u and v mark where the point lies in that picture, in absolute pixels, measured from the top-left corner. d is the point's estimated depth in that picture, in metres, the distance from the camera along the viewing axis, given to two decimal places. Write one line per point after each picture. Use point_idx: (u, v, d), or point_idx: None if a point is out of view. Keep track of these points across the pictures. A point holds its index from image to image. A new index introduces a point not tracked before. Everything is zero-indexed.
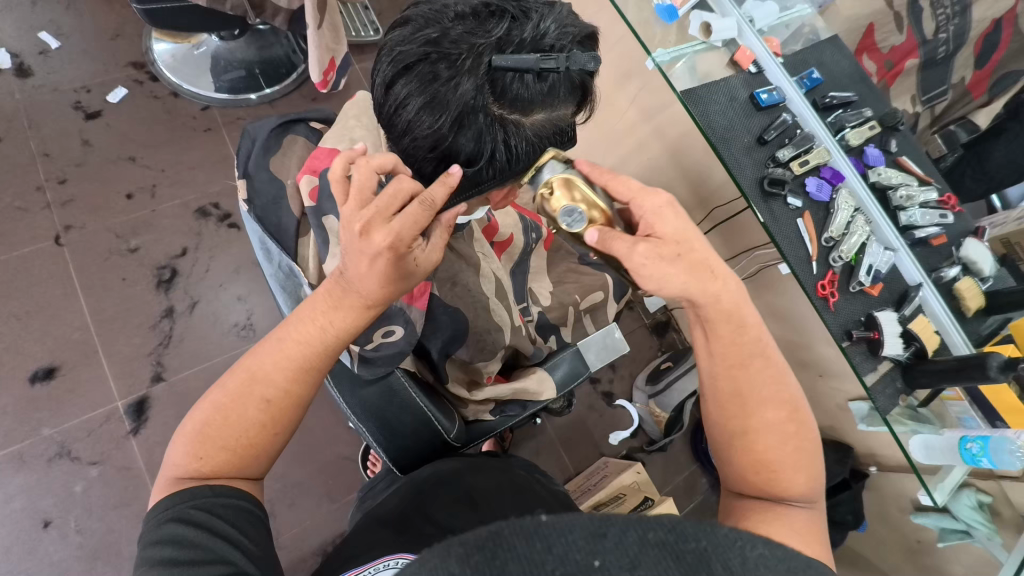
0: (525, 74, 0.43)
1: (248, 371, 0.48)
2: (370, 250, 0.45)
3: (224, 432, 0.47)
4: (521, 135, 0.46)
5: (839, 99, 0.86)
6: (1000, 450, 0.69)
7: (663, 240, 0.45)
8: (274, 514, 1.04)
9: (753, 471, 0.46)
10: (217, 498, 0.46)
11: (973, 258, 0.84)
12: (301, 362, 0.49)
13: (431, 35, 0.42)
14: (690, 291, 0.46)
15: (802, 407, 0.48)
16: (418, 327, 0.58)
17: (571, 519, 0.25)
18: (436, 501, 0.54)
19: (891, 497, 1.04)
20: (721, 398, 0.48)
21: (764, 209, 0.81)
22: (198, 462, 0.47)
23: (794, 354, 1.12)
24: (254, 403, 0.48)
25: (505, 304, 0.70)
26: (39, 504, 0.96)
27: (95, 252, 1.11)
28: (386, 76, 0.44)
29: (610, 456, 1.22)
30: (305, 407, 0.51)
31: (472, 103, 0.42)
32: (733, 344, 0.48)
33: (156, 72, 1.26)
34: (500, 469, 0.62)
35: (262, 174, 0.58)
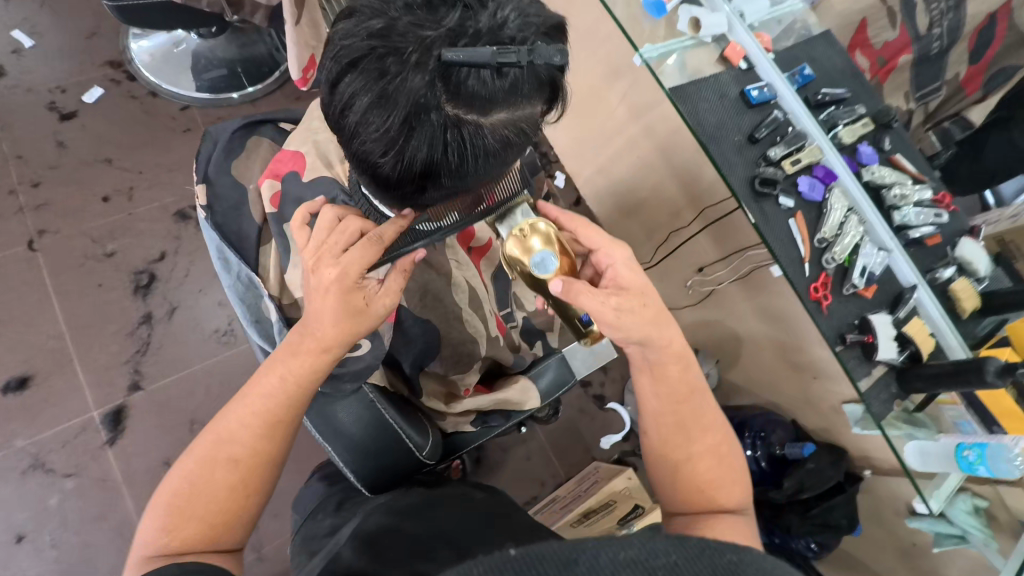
0: (482, 69, 0.38)
1: (215, 435, 0.48)
2: (322, 280, 0.49)
3: (193, 500, 0.45)
4: (479, 136, 0.41)
5: (832, 95, 0.84)
6: (997, 457, 0.68)
7: (630, 292, 0.52)
8: (257, 525, 1.02)
9: (693, 489, 0.49)
10: (178, 571, 0.42)
11: (969, 258, 0.81)
12: (267, 415, 0.48)
13: (377, 28, 0.38)
14: (650, 337, 0.51)
15: (730, 431, 0.53)
16: (385, 339, 0.57)
17: (539, 549, 0.24)
18: (391, 545, 0.47)
19: (886, 501, 1.02)
20: (664, 431, 0.51)
21: (756, 209, 0.79)
22: (168, 538, 0.44)
23: (788, 356, 1.09)
24: (220, 466, 0.47)
25: (480, 313, 0.68)
26: (13, 518, 0.93)
27: (71, 258, 1.08)
28: (333, 74, 0.40)
29: (601, 461, 1.20)
30: (278, 464, 0.49)
31: (421, 103, 0.38)
32: (677, 382, 0.52)
33: (133, 71, 1.23)
34: (464, 506, 0.56)
35: (224, 179, 0.56)
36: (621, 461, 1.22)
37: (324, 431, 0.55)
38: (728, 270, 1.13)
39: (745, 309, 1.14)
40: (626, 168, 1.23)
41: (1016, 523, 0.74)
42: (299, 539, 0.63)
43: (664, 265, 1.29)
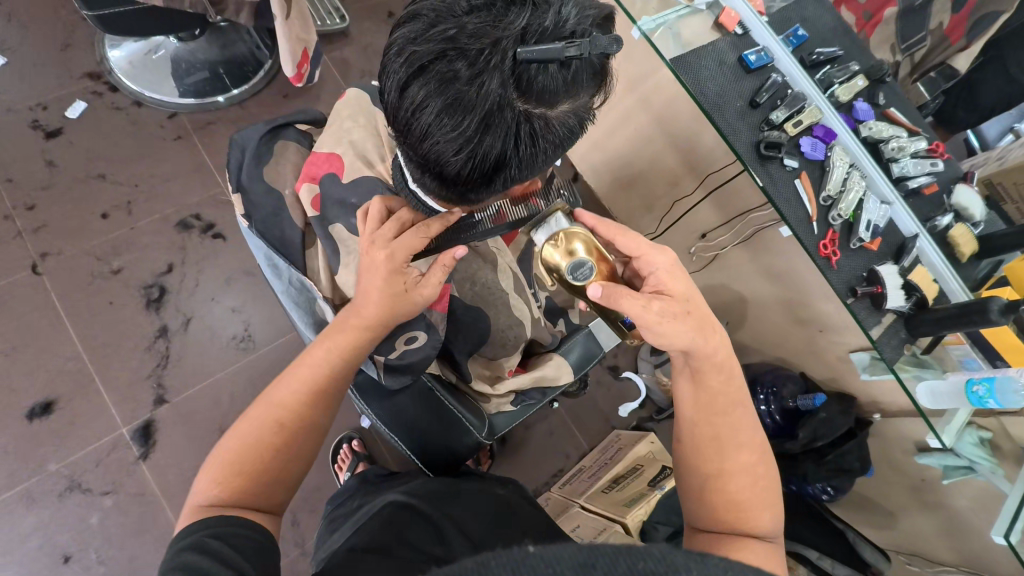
0: (550, 64, 0.39)
1: (270, 397, 0.50)
2: (374, 261, 0.51)
3: (243, 456, 0.47)
4: (547, 130, 0.42)
5: (825, 55, 0.85)
6: (1005, 390, 0.72)
7: (674, 297, 0.52)
8: (298, 522, 1.04)
9: (725, 509, 0.48)
10: (231, 526, 0.43)
11: (964, 205, 0.85)
12: (315, 383, 0.51)
13: (448, 30, 0.38)
14: (696, 343, 0.51)
15: (766, 449, 0.52)
16: (441, 330, 0.58)
17: (556, 551, 0.27)
18: (410, 528, 0.49)
19: (895, 441, 1.07)
20: (699, 442, 0.51)
21: (762, 172, 0.81)
22: (220, 489, 0.46)
23: (794, 312, 1.13)
24: (271, 425, 0.49)
25: (524, 297, 0.69)
26: (57, 539, 0.94)
27: (77, 278, 1.07)
28: (399, 78, 0.40)
29: (621, 429, 1.24)
30: (320, 432, 0.51)
31: (498, 102, 0.39)
32: (712, 391, 0.52)
33: (114, 82, 1.20)
34: (478, 494, 0.58)
35: (256, 186, 0.56)
36: (639, 427, 1.26)
37: (386, 417, 0.60)
38: (732, 233, 1.15)
39: (751, 269, 1.17)
40: (623, 142, 1.25)
41: (1018, 451, 0.81)
42: (327, 524, 0.68)
43: (668, 235, 1.32)
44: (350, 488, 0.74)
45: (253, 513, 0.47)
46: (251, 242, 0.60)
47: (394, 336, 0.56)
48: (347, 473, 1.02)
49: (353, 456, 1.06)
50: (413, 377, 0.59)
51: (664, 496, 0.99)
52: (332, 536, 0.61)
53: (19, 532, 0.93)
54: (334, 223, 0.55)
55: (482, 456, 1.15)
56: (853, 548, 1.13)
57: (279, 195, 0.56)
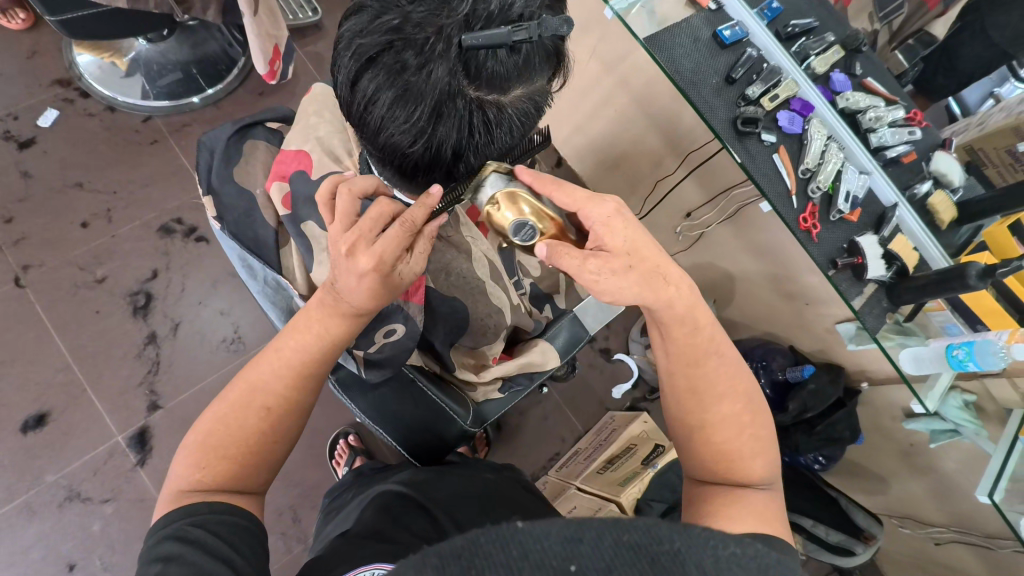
0: (498, 50, 0.38)
1: (250, 381, 0.49)
2: (357, 271, 0.47)
3: (224, 440, 0.47)
4: (501, 117, 0.42)
5: (801, 27, 0.84)
6: (985, 352, 0.74)
7: (614, 252, 0.47)
8: (299, 519, 1.05)
9: (716, 459, 0.49)
10: (212, 515, 0.44)
11: (943, 171, 0.85)
12: (295, 369, 0.50)
13: (392, 21, 0.38)
14: (644, 298, 0.49)
15: (757, 399, 0.52)
16: (419, 322, 0.58)
17: (545, 525, 0.26)
18: (405, 512, 0.50)
19: (883, 409, 1.09)
20: (679, 393, 0.51)
21: (740, 148, 0.81)
22: (199, 473, 0.46)
23: (780, 286, 1.14)
24: (255, 412, 0.48)
25: (501, 284, 0.69)
26: (60, 549, 0.95)
27: (61, 289, 1.06)
28: (349, 72, 0.40)
29: (615, 410, 1.26)
30: (303, 415, 0.51)
31: (446, 92, 0.38)
32: (687, 343, 0.51)
33: (85, 87, 1.17)
34: (470, 478, 0.60)
35: (228, 188, 0.56)
36: (633, 407, 1.28)
37: (369, 411, 0.60)
38: (716, 212, 1.16)
39: (736, 246, 1.17)
40: (604, 124, 1.24)
41: (1003, 411, 0.83)
42: (324, 517, 0.69)
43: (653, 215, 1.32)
44: (346, 482, 0.75)
45: (238, 496, 0.48)
46: (227, 245, 0.60)
47: (374, 329, 0.57)
48: (345, 468, 1.03)
49: (350, 451, 1.06)
50: (394, 371, 0.59)
51: (657, 474, 1.00)
52: (327, 528, 0.63)
53: (22, 544, 0.94)
54: (306, 220, 0.54)
55: (478, 444, 1.16)
56: (848, 515, 1.16)
57: (250, 195, 0.56)
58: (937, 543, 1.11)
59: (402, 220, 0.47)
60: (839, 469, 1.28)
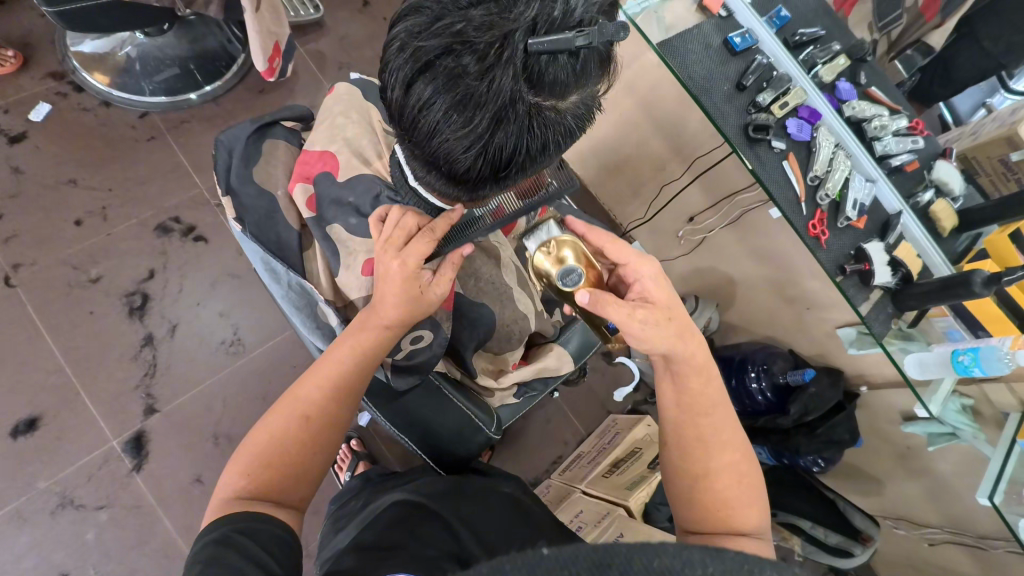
0: (560, 55, 0.38)
1: (293, 395, 0.49)
2: (389, 272, 0.49)
3: (272, 450, 0.47)
4: (558, 123, 0.41)
5: (809, 35, 0.85)
6: (990, 358, 0.75)
7: (656, 305, 0.51)
8: (300, 525, 1.03)
9: (713, 509, 0.48)
10: (256, 525, 0.42)
11: (944, 179, 0.86)
12: (335, 383, 0.50)
13: (455, 25, 0.37)
14: (672, 350, 0.51)
15: (749, 450, 0.52)
16: (446, 329, 0.57)
17: (571, 550, 0.26)
18: (421, 523, 0.49)
19: (881, 412, 1.11)
20: (685, 441, 0.51)
21: (751, 154, 0.81)
22: (247, 480, 0.45)
23: (781, 290, 1.15)
24: (295, 420, 0.48)
25: (528, 290, 0.68)
26: (52, 557, 0.92)
27: (54, 289, 1.03)
28: (405, 75, 0.39)
29: (617, 413, 1.26)
30: (342, 428, 0.51)
31: (509, 98, 0.38)
32: (700, 394, 0.51)
33: (80, 82, 1.14)
34: (486, 493, 0.59)
35: (248, 189, 0.54)
36: (635, 410, 1.28)
37: (390, 418, 0.59)
38: (719, 216, 1.16)
39: (738, 251, 1.18)
40: (607, 127, 1.24)
41: (998, 416, 0.85)
42: (333, 523, 0.68)
43: (657, 219, 1.32)
44: (356, 489, 0.73)
45: (278, 508, 0.46)
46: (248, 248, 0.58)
47: (402, 336, 0.56)
48: (347, 473, 1.01)
49: (353, 455, 1.05)
50: (419, 377, 0.58)
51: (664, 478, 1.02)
52: (338, 537, 0.61)
53: (11, 553, 0.91)
54: (331, 222, 0.55)
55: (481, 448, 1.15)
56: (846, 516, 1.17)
57: (270, 196, 0.55)
58: (931, 544, 1.13)
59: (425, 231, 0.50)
60: (835, 471, 1.30)
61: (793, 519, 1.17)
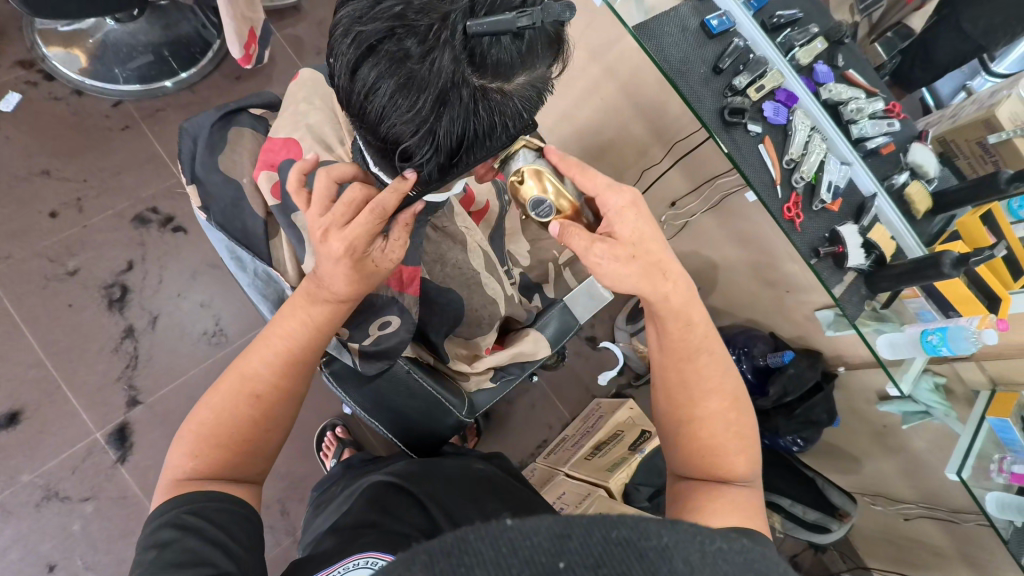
0: (503, 35, 0.37)
1: (239, 371, 0.49)
2: (332, 252, 0.48)
3: (217, 430, 0.47)
4: (506, 105, 0.41)
5: (786, 17, 0.85)
6: (957, 337, 0.77)
7: (620, 241, 0.50)
8: (287, 512, 1.04)
9: (701, 458, 0.50)
10: (208, 502, 0.44)
11: (920, 163, 0.87)
12: (279, 367, 0.49)
13: (393, 6, 0.36)
14: (642, 289, 0.50)
15: (742, 396, 0.52)
16: (414, 312, 0.59)
17: (535, 521, 0.25)
18: (399, 504, 0.51)
19: (859, 392, 1.13)
20: (669, 387, 0.52)
21: (727, 138, 0.81)
22: (196, 462, 0.46)
23: (761, 274, 1.16)
24: (245, 400, 0.48)
25: (495, 275, 0.69)
26: (39, 549, 0.92)
27: (31, 282, 1.02)
28: (348, 59, 0.39)
29: (601, 397, 1.28)
30: (295, 403, 0.51)
31: (451, 81, 0.37)
32: (681, 339, 0.52)
33: (50, 70, 1.12)
34: (462, 471, 0.60)
35: (214, 177, 0.54)
36: (619, 394, 1.30)
37: (365, 406, 0.60)
38: (700, 201, 1.17)
39: (720, 235, 1.19)
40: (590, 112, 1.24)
41: (969, 393, 0.88)
42: (314, 508, 0.69)
43: None
44: (337, 473, 0.74)
45: (233, 484, 0.48)
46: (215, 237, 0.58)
47: (369, 321, 0.57)
48: (333, 461, 1.02)
49: (338, 443, 1.05)
50: (390, 363, 0.58)
51: (645, 458, 1.02)
52: (317, 519, 0.62)
53: None
54: (296, 210, 0.54)
55: (468, 433, 1.17)
56: (825, 494, 1.21)
57: (237, 182, 0.55)
58: (906, 519, 1.16)
59: (372, 206, 0.46)
60: (815, 450, 1.33)
61: (774, 498, 1.19)
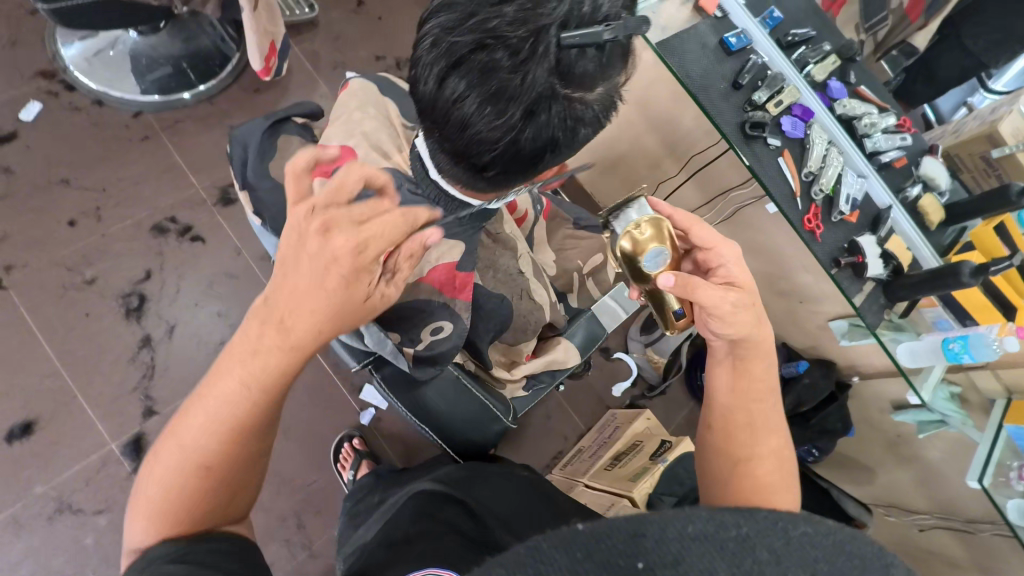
0: (587, 49, 0.40)
1: (192, 415, 0.39)
2: (331, 268, 0.39)
3: (176, 486, 0.38)
4: (587, 114, 0.43)
5: (801, 36, 0.88)
6: (978, 344, 0.79)
7: (744, 287, 0.54)
8: (304, 524, 1.03)
9: (753, 489, 0.47)
10: (190, 555, 0.37)
11: (931, 175, 0.89)
12: (235, 423, 0.39)
13: (487, 21, 0.39)
14: (742, 334, 0.52)
15: (789, 451, 0.51)
16: (465, 318, 0.58)
17: (608, 522, 0.25)
18: (440, 508, 0.52)
19: (873, 401, 1.14)
20: (729, 423, 0.51)
21: (748, 151, 0.83)
22: (165, 515, 0.38)
23: (774, 285, 1.18)
24: (203, 449, 0.39)
25: (541, 283, 0.70)
26: (50, 564, 0.90)
27: (47, 291, 1.01)
28: (437, 70, 0.41)
29: (615, 408, 1.28)
30: (264, 442, 0.41)
31: (542, 92, 0.40)
32: (750, 386, 0.52)
33: (70, 81, 1.12)
34: (504, 480, 0.61)
35: (264, 184, 0.55)
36: (633, 404, 1.30)
37: (412, 407, 0.63)
38: (713, 213, 1.19)
39: (731, 246, 1.21)
40: None
41: (983, 401, 0.90)
42: (349, 520, 0.68)
43: None
44: (367, 482, 0.75)
45: (215, 532, 0.40)
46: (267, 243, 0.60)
47: (421, 325, 0.57)
48: (352, 473, 1.01)
49: (355, 454, 1.04)
50: (438, 367, 0.59)
51: (666, 468, 1.01)
52: (357, 532, 0.62)
53: (8, 561, 0.88)
54: None
55: None
56: (839, 504, 1.22)
57: (283, 190, 0.55)
58: (920, 529, 1.15)
59: (403, 215, 0.42)
60: (828, 461, 1.33)
61: None
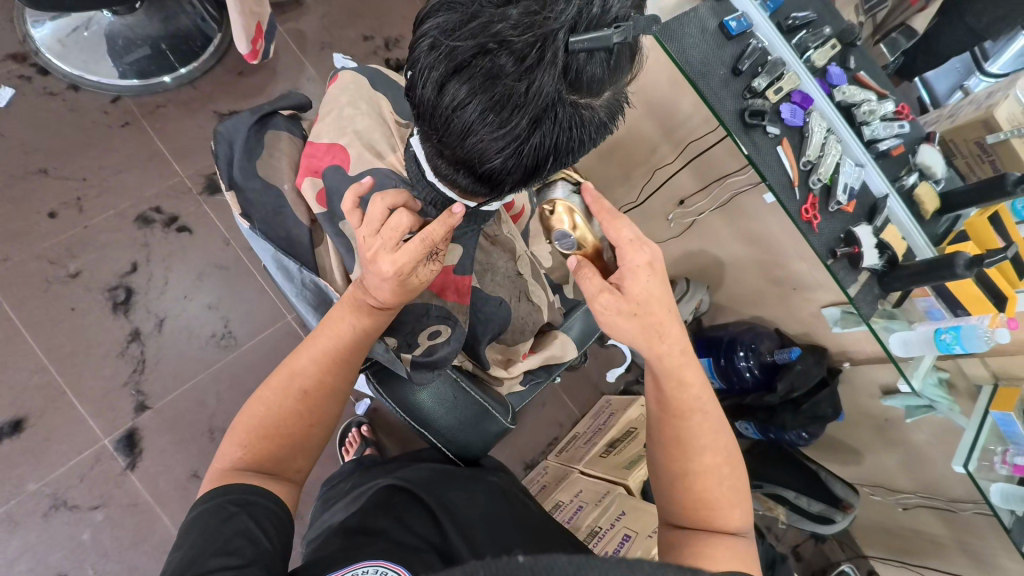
0: (596, 53, 0.39)
1: (289, 367, 0.52)
2: (379, 273, 0.49)
3: (268, 424, 0.50)
4: (593, 119, 0.43)
5: (802, 19, 0.85)
6: (970, 335, 0.80)
7: (628, 296, 0.52)
8: (302, 515, 1.03)
9: (695, 510, 0.51)
10: (248, 494, 0.46)
11: (928, 164, 0.88)
12: (319, 381, 0.52)
13: (490, 24, 0.37)
14: (637, 344, 0.53)
15: (736, 453, 0.53)
16: (463, 324, 0.61)
17: None
18: (406, 509, 0.53)
19: (863, 387, 1.15)
20: (665, 442, 0.54)
21: (747, 140, 0.81)
22: (245, 452, 0.49)
23: (769, 272, 1.18)
24: (292, 396, 0.51)
25: (539, 284, 0.72)
26: (47, 559, 0.90)
27: (29, 285, 0.99)
28: (437, 75, 0.39)
29: (610, 394, 1.29)
30: (338, 401, 0.53)
31: (551, 99, 0.39)
32: (675, 399, 0.53)
33: (44, 64, 1.07)
34: (473, 483, 0.60)
35: (252, 183, 0.57)
36: (627, 390, 1.31)
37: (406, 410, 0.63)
38: (708, 199, 1.18)
39: (727, 233, 1.21)
40: None
41: (971, 387, 0.91)
42: (322, 503, 0.68)
43: (648, 203, 1.30)
44: (347, 471, 0.74)
45: (271, 479, 0.49)
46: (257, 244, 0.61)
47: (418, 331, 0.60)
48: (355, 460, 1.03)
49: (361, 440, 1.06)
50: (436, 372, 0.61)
51: None
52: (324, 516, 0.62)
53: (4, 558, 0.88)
54: (342, 219, 0.57)
55: None
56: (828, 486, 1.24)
57: (273, 191, 0.57)
58: (904, 508, 1.20)
59: (421, 237, 0.47)
60: (818, 445, 1.35)
61: (780, 490, 1.25)
